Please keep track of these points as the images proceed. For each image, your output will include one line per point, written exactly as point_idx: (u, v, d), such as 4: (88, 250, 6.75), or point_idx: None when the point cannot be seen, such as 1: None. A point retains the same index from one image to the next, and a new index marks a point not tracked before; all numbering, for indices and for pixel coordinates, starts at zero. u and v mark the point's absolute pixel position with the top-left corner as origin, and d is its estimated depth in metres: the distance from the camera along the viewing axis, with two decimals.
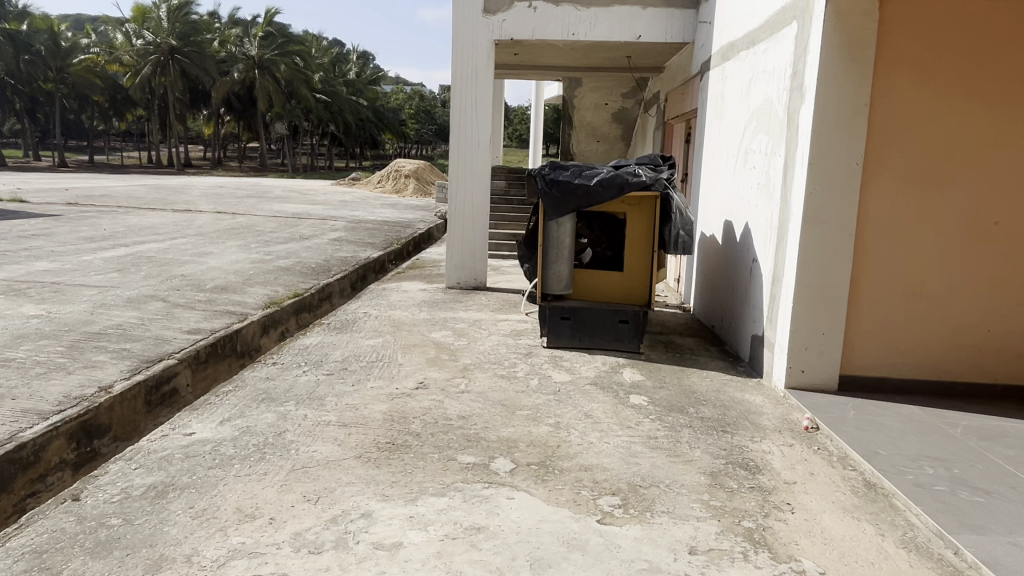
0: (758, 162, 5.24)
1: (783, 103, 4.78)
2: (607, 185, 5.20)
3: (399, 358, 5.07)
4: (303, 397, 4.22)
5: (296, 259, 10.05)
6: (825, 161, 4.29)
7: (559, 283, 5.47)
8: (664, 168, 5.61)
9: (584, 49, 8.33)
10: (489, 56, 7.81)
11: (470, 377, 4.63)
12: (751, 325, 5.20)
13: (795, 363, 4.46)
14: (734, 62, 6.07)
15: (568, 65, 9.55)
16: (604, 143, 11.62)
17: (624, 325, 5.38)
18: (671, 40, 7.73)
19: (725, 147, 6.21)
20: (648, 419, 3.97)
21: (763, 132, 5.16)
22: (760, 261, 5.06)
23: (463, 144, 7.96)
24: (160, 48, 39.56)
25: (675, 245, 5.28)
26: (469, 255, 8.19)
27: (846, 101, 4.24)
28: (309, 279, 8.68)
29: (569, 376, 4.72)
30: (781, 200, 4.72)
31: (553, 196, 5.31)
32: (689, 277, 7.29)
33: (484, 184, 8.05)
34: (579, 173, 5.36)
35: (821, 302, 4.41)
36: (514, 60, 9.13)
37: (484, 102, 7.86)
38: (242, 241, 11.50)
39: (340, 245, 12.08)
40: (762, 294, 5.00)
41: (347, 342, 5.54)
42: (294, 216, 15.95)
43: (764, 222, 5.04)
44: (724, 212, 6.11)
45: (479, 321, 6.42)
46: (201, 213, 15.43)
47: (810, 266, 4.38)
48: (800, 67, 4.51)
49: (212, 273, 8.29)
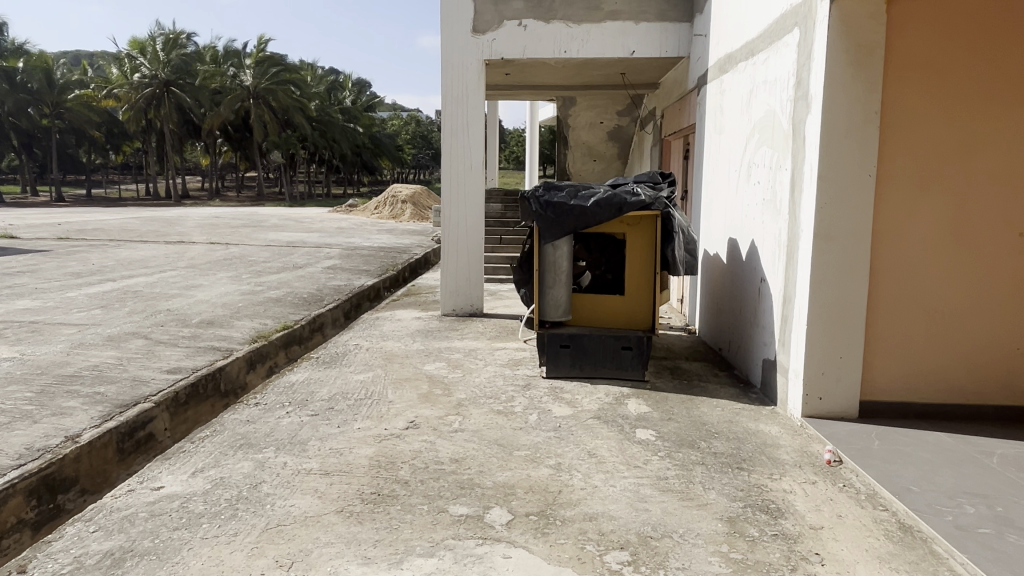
0: (763, 177, 4.98)
1: (788, 114, 4.53)
2: (604, 206, 4.94)
3: (390, 395, 4.77)
4: (284, 442, 3.92)
5: (288, 289, 9.78)
6: (835, 173, 4.03)
7: (557, 310, 5.20)
8: (663, 185, 5.33)
9: (578, 66, 8.12)
10: (479, 76, 7.61)
11: (465, 414, 4.33)
12: (762, 349, 4.91)
13: (812, 389, 4.17)
14: (733, 74, 5.83)
15: (562, 84, 9.34)
16: (601, 162, 11.43)
17: (627, 352, 5.09)
18: (667, 55, 7.51)
19: (727, 163, 5.95)
20: (656, 456, 3.67)
21: (767, 145, 4.91)
22: (769, 281, 4.79)
23: (455, 167, 7.74)
24: (156, 81, 39.68)
25: (675, 265, 5.03)
26: (465, 281, 7.91)
27: (855, 109, 3.99)
28: (300, 310, 8.40)
29: (571, 409, 4.42)
30: (789, 216, 4.46)
31: (548, 218, 5.04)
32: (693, 298, 7.00)
33: (478, 206, 7.79)
34: (574, 193, 5.10)
35: (837, 323, 4.13)
36: (507, 80, 8.93)
37: (475, 124, 7.66)
38: (233, 272, 11.23)
39: (334, 273, 11.81)
40: (772, 315, 4.71)
41: (335, 378, 5.25)
42: (289, 245, 15.72)
43: (771, 239, 4.76)
44: (728, 230, 5.84)
45: (475, 350, 6.12)
46: (194, 245, 15.20)
47: (824, 285, 4.10)
48: (804, 75, 4.28)
49: (200, 308, 8.00)
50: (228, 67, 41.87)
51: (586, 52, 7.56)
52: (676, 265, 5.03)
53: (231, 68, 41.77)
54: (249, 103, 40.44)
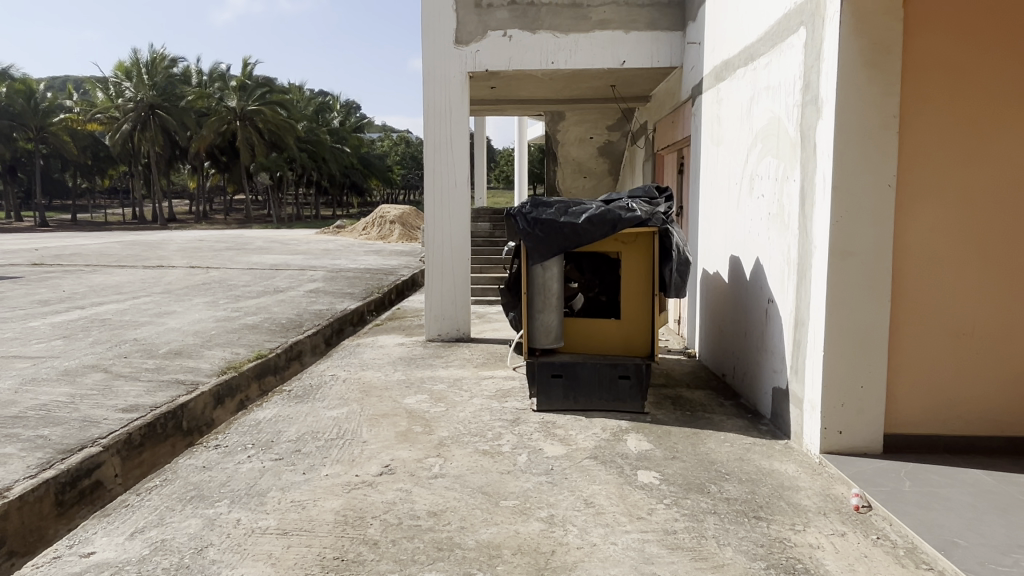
0: (768, 190, 4.61)
1: (795, 121, 4.16)
2: (597, 223, 4.54)
3: (364, 434, 4.32)
4: (241, 494, 3.46)
5: (266, 315, 9.32)
6: (851, 184, 3.66)
7: (547, 337, 4.78)
8: (659, 199, 4.93)
9: (566, 78, 7.78)
10: (463, 90, 7.25)
11: (447, 456, 3.89)
12: (771, 377, 4.51)
13: (831, 423, 3.76)
14: (731, 82, 5.48)
15: (550, 97, 9.00)
16: (591, 178, 11.10)
17: (624, 381, 4.67)
18: (659, 65, 7.18)
19: (726, 176, 5.59)
20: (662, 505, 3.24)
21: (772, 156, 4.54)
22: (778, 302, 4.39)
23: (439, 186, 7.35)
24: (141, 104, 39.33)
25: (672, 286, 4.62)
26: (450, 304, 7.48)
27: (871, 113, 3.63)
28: (277, 337, 7.95)
29: (564, 448, 3.98)
30: (799, 231, 4.07)
31: (536, 237, 4.62)
32: (692, 319, 6.61)
33: (464, 225, 7.39)
34: (564, 209, 4.68)
35: (857, 350, 3.73)
36: (492, 94, 8.58)
37: (459, 139, 7.29)
38: (210, 297, 10.76)
39: (316, 296, 11.35)
40: (783, 340, 4.31)
41: (306, 415, 4.80)
42: (272, 268, 15.27)
43: (779, 257, 4.38)
44: (729, 247, 5.46)
45: (461, 380, 5.68)
46: (172, 269, 14.72)
47: (841, 308, 3.71)
48: (812, 78, 3.92)
49: (169, 337, 7.53)
50: (214, 89, 41.60)
51: (574, 63, 7.22)
52: (673, 285, 4.62)
53: (217, 91, 41.50)
54: (235, 125, 40.08)
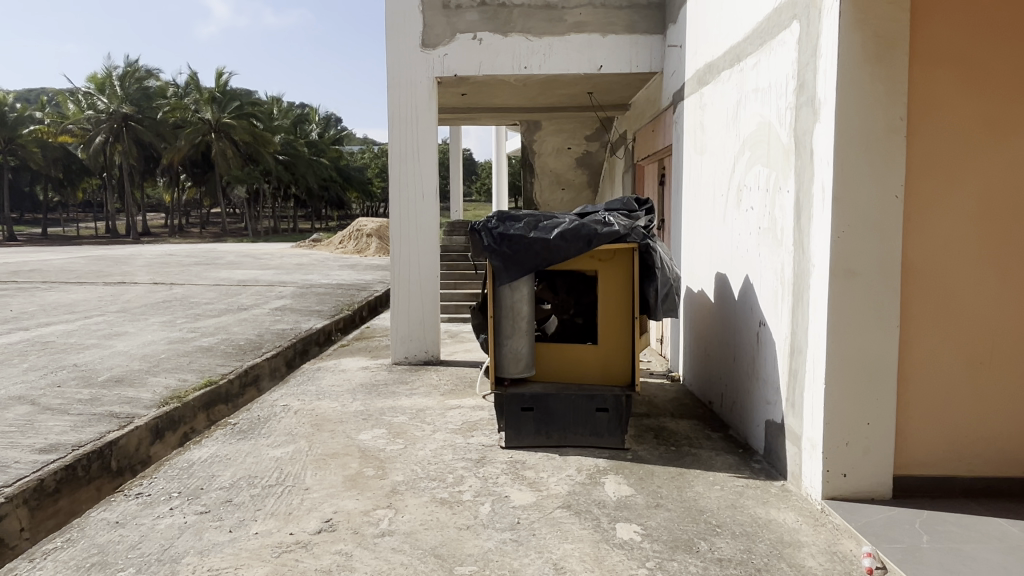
0: (758, 202, 4.20)
1: (788, 125, 3.75)
2: (570, 238, 4.10)
3: (308, 479, 3.81)
4: (151, 561, 2.94)
5: (224, 335, 8.76)
6: (854, 195, 3.24)
7: (517, 365, 4.30)
8: (639, 212, 4.49)
9: (540, 85, 7.36)
10: (431, 96, 6.80)
11: (398, 507, 3.40)
12: (765, 409, 4.07)
13: (834, 465, 3.32)
14: (715, 85, 5.08)
15: (525, 105, 8.57)
16: (570, 190, 10.63)
17: (603, 415, 4.21)
18: (638, 70, 6.78)
19: (711, 186, 5.17)
20: (644, 569, 2.77)
21: (763, 165, 4.12)
22: (771, 325, 3.96)
23: (405, 198, 6.88)
24: (113, 116, 38.49)
25: (656, 307, 4.24)
26: (417, 324, 6.98)
27: (876, 115, 3.22)
28: (232, 361, 7.40)
29: (534, 495, 3.51)
30: (795, 248, 3.65)
31: (504, 254, 4.16)
32: (676, 340, 6.18)
33: (432, 240, 6.92)
34: (534, 223, 4.23)
35: (864, 382, 3.30)
36: (464, 102, 8.13)
37: (427, 149, 6.83)
38: (168, 317, 10.17)
39: (282, 315, 10.79)
40: (778, 368, 3.88)
41: (246, 455, 4.27)
42: (240, 284, 14.67)
43: (771, 276, 3.96)
44: (715, 263, 5.04)
45: (424, 410, 5.18)
46: (134, 286, 14.08)
47: (846, 335, 3.28)
48: (807, 77, 3.52)
49: (112, 362, 6.96)
50: (189, 101, 40.81)
51: (549, 67, 6.80)
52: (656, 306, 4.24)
53: (192, 102, 40.76)
54: (210, 137, 39.30)
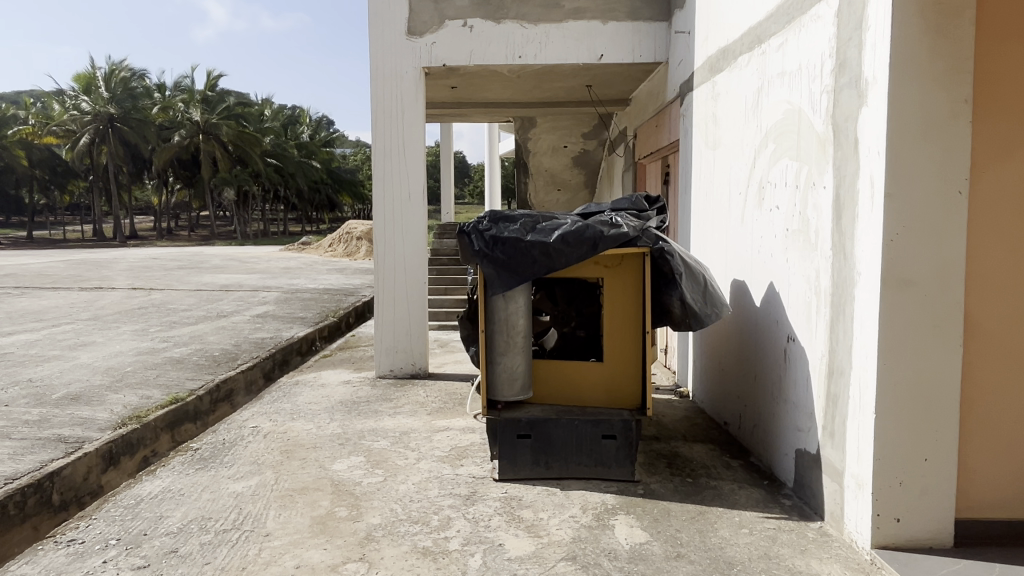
0: (786, 201, 3.71)
1: (824, 111, 3.27)
2: (574, 241, 3.60)
3: (270, 522, 3.29)
4: None
5: (198, 345, 8.21)
6: (911, 192, 2.75)
7: (512, 385, 3.77)
8: (649, 211, 3.98)
9: (536, 77, 6.85)
10: (418, 88, 6.30)
11: (373, 559, 2.88)
12: (794, 436, 3.60)
13: (886, 508, 2.82)
14: (731, 72, 4.59)
15: (519, 100, 8.06)
16: (566, 192, 10.13)
17: (610, 443, 3.70)
18: (641, 60, 6.28)
19: (725, 184, 4.69)
20: None
21: (791, 158, 3.63)
22: (804, 342, 3.47)
23: (390, 198, 6.35)
24: (99, 117, 37.77)
25: (687, 319, 3.73)
26: (403, 334, 6.45)
27: (937, 98, 2.73)
28: (204, 374, 6.85)
29: (533, 543, 2.99)
30: (833, 254, 3.16)
31: (498, 260, 3.65)
32: (685, 353, 5.68)
33: (419, 243, 6.40)
34: (531, 225, 3.73)
35: (920, 411, 2.80)
36: (454, 96, 7.62)
37: (413, 145, 6.32)
38: (141, 325, 9.60)
39: (262, 322, 10.23)
40: (812, 390, 3.38)
41: (202, 490, 3.74)
42: (222, 290, 14.09)
43: (803, 285, 3.47)
44: (732, 269, 4.54)
45: (408, 433, 4.65)
46: (111, 292, 13.48)
47: (901, 356, 2.78)
48: (850, 55, 3.03)
49: (71, 376, 6.40)
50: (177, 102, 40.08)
51: (545, 57, 6.31)
52: (682, 315, 3.73)
53: (180, 103, 40.07)
54: (198, 138, 38.61)
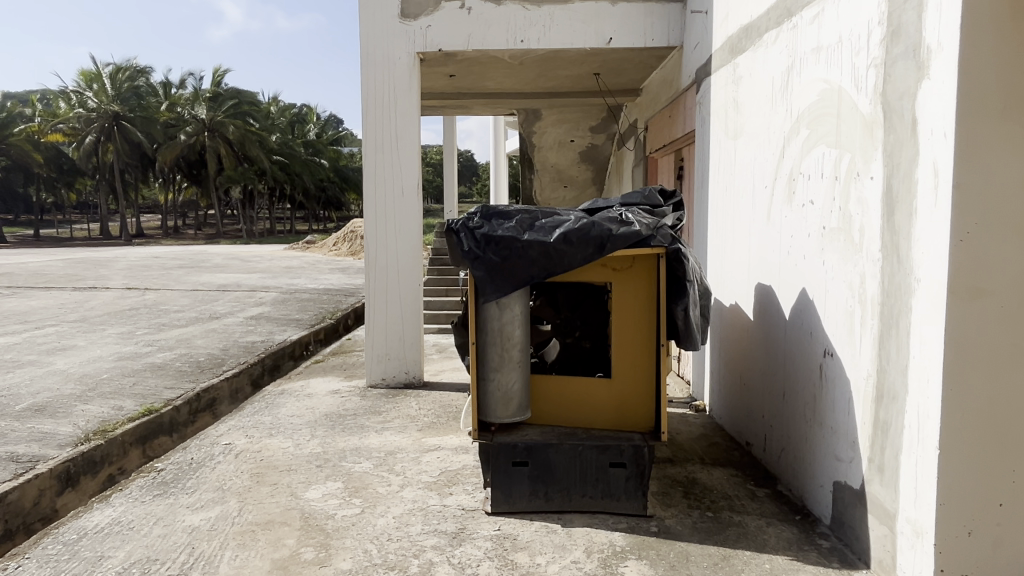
0: (821, 195, 3.24)
1: (870, 89, 2.78)
2: (577, 242, 3.14)
3: (224, 566, 2.84)
4: None
5: (183, 350, 7.78)
6: (985, 181, 2.26)
7: (506, 405, 3.30)
8: (664, 207, 3.49)
9: (539, 64, 6.37)
10: (412, 76, 5.84)
11: None
12: (832, 466, 3.11)
13: (952, 563, 2.34)
14: (755, 52, 4.09)
15: (522, 90, 7.58)
16: (572, 189, 9.62)
17: (619, 472, 3.23)
18: (653, 44, 5.78)
19: (748, 177, 4.20)
20: None
21: (829, 145, 3.15)
22: (845, 357, 2.99)
23: (382, 194, 5.90)
24: (103, 114, 37.55)
25: (685, 332, 3.23)
26: (395, 341, 5.99)
27: (1014, 69, 2.26)
28: (184, 382, 6.42)
29: None
30: (883, 257, 2.68)
31: (490, 262, 3.18)
32: (701, 362, 5.20)
33: (413, 242, 5.94)
34: (528, 222, 3.25)
35: (991, 446, 2.33)
36: (452, 85, 7.15)
37: (407, 137, 5.87)
38: (127, 327, 9.19)
39: (255, 325, 9.80)
40: (855, 414, 2.90)
41: (154, 524, 3.29)
42: (218, 289, 13.68)
43: (843, 291, 2.99)
44: (756, 271, 4.06)
45: (394, 454, 4.19)
46: (104, 291, 13.10)
47: (971, 382, 2.30)
48: (906, 19, 2.54)
49: (40, 385, 5.98)
50: (182, 99, 39.77)
51: (549, 41, 5.83)
52: (685, 331, 3.23)
53: (186, 100, 39.83)
54: (203, 136, 38.34)
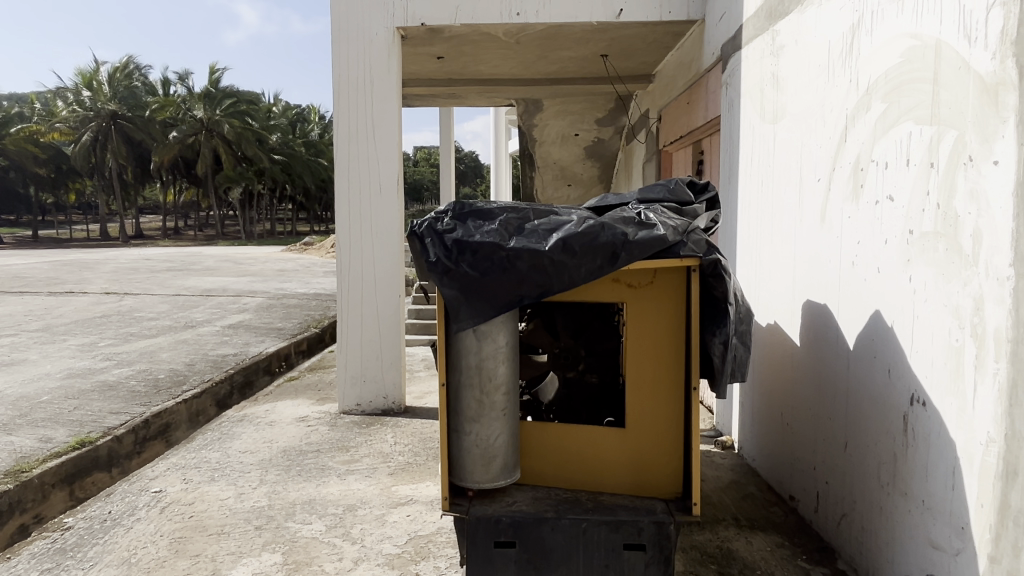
0: (905, 186, 2.43)
1: (994, 36, 1.97)
2: (582, 250, 2.37)
3: None
4: None
5: (144, 365, 7.00)
6: None
7: (488, 467, 2.51)
8: (695, 204, 2.69)
9: (538, 43, 5.58)
10: (391, 55, 5.06)
11: None
12: (924, 554, 2.30)
13: None
14: (803, 12, 3.30)
15: (521, 76, 6.78)
16: (577, 188, 8.83)
17: (637, 558, 2.43)
18: (670, 17, 4.98)
19: (792, 169, 3.40)
20: None
21: (919, 121, 2.35)
22: (948, 410, 2.18)
23: (356, 192, 5.12)
24: (100, 113, 36.98)
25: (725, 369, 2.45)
26: (372, 360, 5.20)
27: None
28: (134, 406, 5.65)
29: None
30: (1017, 274, 1.87)
31: (464, 277, 2.38)
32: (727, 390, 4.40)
33: (392, 246, 5.15)
34: (516, 224, 2.45)
35: None
36: (441, 69, 6.37)
37: (385, 125, 5.09)
38: (91, 338, 8.43)
39: (232, 335, 9.03)
40: (965, 490, 2.09)
41: None
42: (202, 294, 12.92)
43: (947, 319, 2.18)
44: (805, 285, 3.25)
45: (354, 510, 3.39)
46: (80, 296, 12.36)
47: None
48: None
49: None
50: (180, 98, 39.11)
51: (548, 14, 5.04)
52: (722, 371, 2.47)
53: (183, 99, 39.14)
54: (201, 135, 37.68)
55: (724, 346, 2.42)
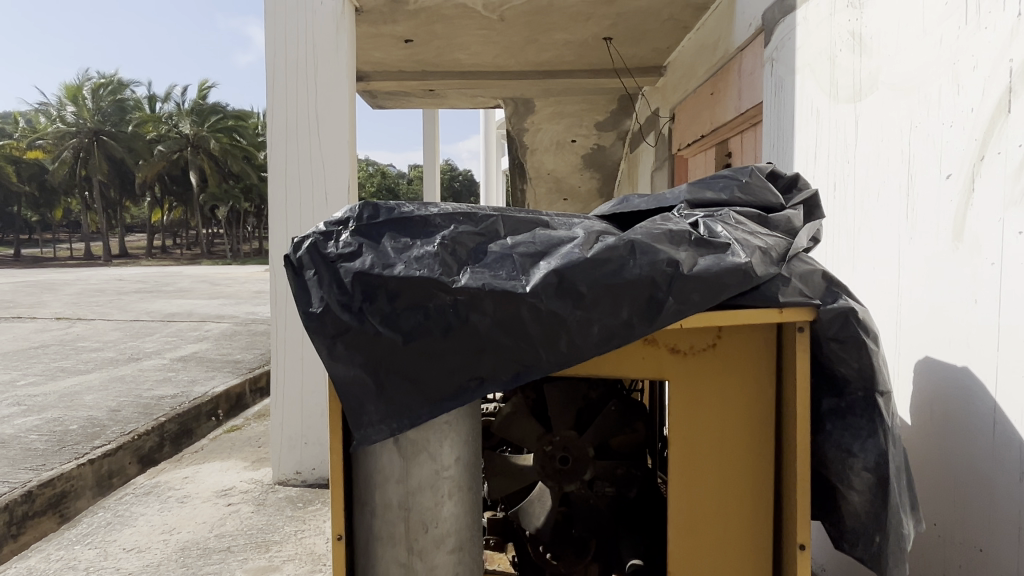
0: None
1: None
2: (589, 296, 1.42)
3: None
4: None
5: (56, 412, 5.82)
6: None
7: None
8: (785, 211, 1.68)
9: (526, 19, 4.54)
10: (340, 29, 3.97)
11: None
12: None
13: None
14: None
15: (508, 66, 5.72)
16: (575, 202, 7.75)
17: None
18: None
19: (895, 157, 2.33)
20: None
21: None
22: None
23: (295, 201, 4.03)
24: (83, 129, 35.97)
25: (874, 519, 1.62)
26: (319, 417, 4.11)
27: None
28: (19, 472, 4.47)
29: None
30: None
31: (378, 344, 1.43)
32: None
33: None
34: (470, 243, 1.50)
35: None
36: (413, 57, 5.32)
37: (332, 116, 4.01)
38: (11, 375, 7.25)
39: (179, 370, 7.84)
40: None
41: None
42: (161, 320, 11.72)
43: None
44: (924, 330, 2.17)
45: None
46: (24, 323, 11.16)
47: None
48: None
49: None
50: (166, 114, 38.13)
51: None
52: (870, 521, 1.63)
53: (168, 116, 38.13)
54: (186, 151, 36.65)
55: (876, 475, 1.60)
